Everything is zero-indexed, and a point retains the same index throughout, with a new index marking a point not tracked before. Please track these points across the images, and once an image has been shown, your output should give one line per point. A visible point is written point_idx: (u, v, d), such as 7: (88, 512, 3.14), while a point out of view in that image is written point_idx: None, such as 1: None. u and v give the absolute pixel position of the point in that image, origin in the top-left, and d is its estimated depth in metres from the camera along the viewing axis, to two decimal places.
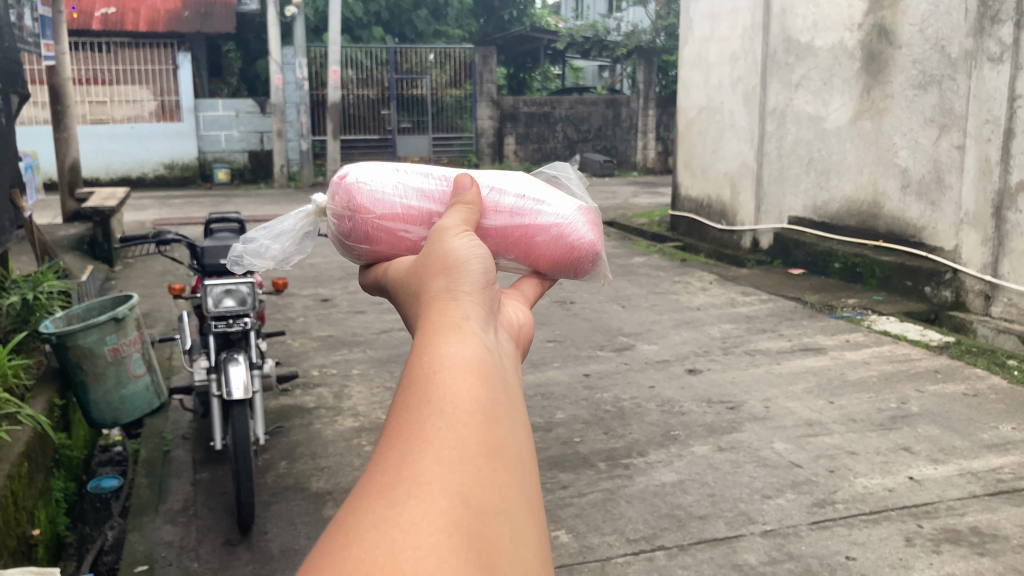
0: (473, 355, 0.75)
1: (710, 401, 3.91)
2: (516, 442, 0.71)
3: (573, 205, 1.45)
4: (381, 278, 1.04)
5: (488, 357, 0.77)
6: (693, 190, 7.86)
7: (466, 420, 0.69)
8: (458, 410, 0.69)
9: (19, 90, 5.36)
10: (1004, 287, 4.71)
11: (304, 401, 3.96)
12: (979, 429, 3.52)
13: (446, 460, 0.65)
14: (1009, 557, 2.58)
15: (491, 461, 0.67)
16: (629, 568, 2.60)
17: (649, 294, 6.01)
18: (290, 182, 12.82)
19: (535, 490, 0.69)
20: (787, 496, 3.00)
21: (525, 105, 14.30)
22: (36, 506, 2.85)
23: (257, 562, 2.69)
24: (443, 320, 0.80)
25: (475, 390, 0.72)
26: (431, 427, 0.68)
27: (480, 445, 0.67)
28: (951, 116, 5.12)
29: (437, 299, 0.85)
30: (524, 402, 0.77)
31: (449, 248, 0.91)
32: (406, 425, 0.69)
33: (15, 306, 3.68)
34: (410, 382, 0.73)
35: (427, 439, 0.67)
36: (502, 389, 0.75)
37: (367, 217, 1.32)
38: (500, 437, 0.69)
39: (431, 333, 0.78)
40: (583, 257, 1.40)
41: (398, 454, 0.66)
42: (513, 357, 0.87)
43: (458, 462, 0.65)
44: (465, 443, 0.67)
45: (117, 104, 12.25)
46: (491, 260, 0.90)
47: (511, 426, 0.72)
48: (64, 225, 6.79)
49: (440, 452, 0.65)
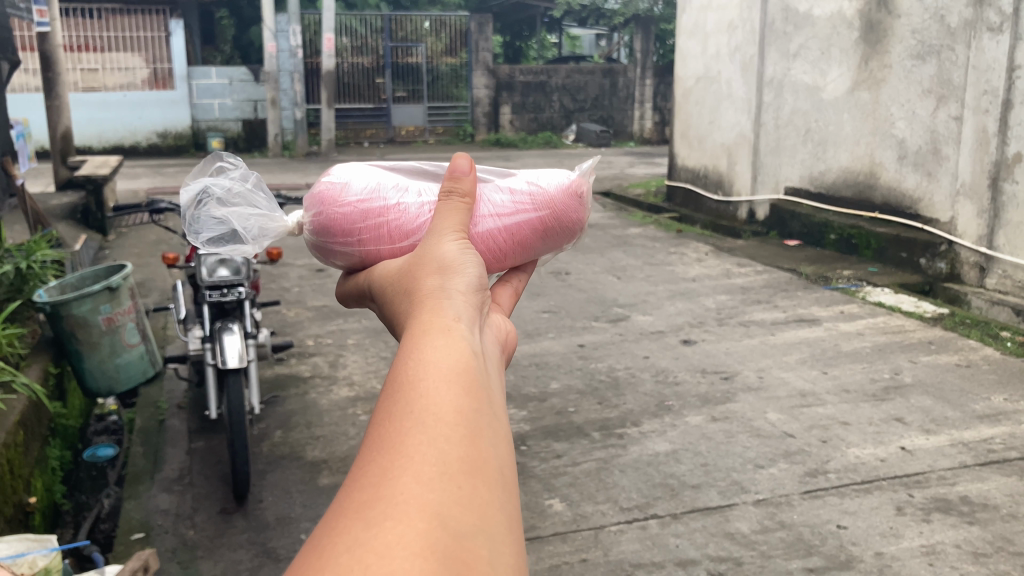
0: (460, 362, 0.76)
1: (703, 371, 3.94)
2: (498, 456, 0.70)
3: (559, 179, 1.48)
4: (366, 283, 1.04)
5: (474, 364, 0.77)
6: (690, 160, 7.83)
7: (448, 432, 0.68)
8: (440, 422, 0.69)
9: (10, 56, 5.26)
10: (1000, 259, 4.72)
11: (300, 370, 3.97)
12: (971, 400, 3.54)
13: (426, 479, 0.64)
14: (999, 526, 2.61)
15: (472, 478, 0.66)
16: (622, 536, 2.62)
17: (645, 265, 6.01)
18: (285, 151, 12.72)
19: (515, 507, 0.69)
20: (779, 465, 3.02)
21: (521, 74, 14.16)
22: (32, 475, 2.86)
23: (252, 530, 2.70)
24: (431, 325, 0.80)
25: (458, 401, 0.71)
26: (414, 440, 0.67)
27: (461, 461, 0.67)
28: (949, 87, 5.09)
29: (426, 306, 0.85)
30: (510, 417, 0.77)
31: (439, 256, 0.91)
32: (387, 437, 0.68)
33: (9, 275, 3.65)
34: (395, 392, 0.73)
35: (409, 454, 0.66)
36: (487, 399, 0.75)
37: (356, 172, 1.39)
38: (482, 452, 0.69)
39: (419, 340, 0.78)
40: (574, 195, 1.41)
41: (377, 471, 0.65)
42: (499, 365, 0.87)
43: (437, 481, 0.65)
44: (445, 458, 0.66)
45: (109, 72, 12.12)
46: (481, 270, 0.90)
47: (495, 442, 0.71)
48: (58, 193, 6.75)
49: (420, 467, 0.65)
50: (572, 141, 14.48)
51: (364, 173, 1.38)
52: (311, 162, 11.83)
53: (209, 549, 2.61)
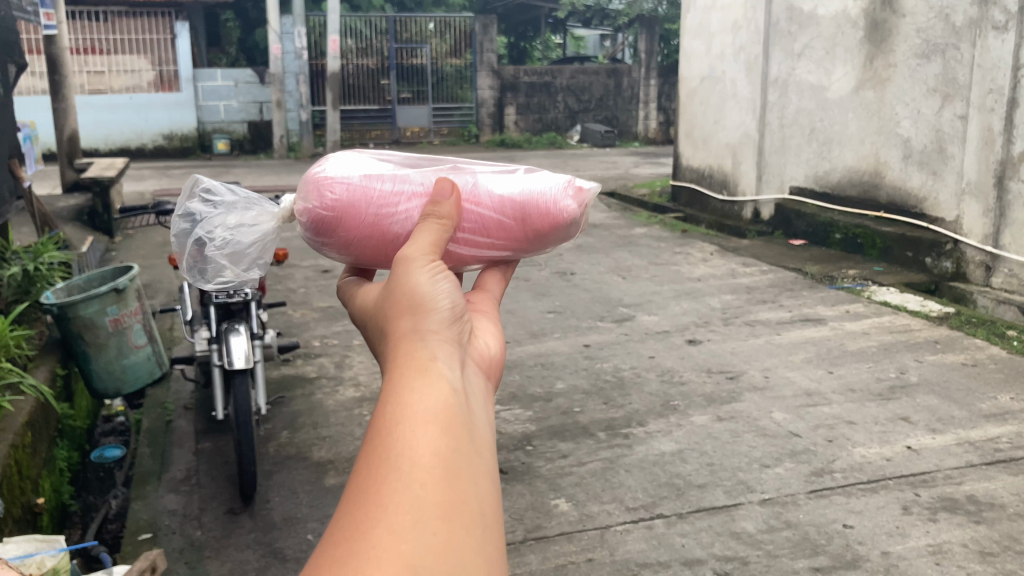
0: (436, 404, 0.79)
1: (709, 371, 3.94)
2: (475, 495, 0.75)
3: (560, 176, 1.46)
4: (351, 300, 1.07)
5: (453, 401, 0.81)
6: (694, 160, 7.83)
7: (423, 479, 0.73)
8: (415, 469, 0.74)
9: (16, 59, 5.22)
10: (1005, 258, 4.71)
11: (305, 371, 3.99)
12: (977, 399, 3.53)
13: (400, 531, 0.69)
14: (1006, 525, 2.60)
15: (447, 522, 0.71)
16: (628, 535, 2.62)
17: (650, 265, 6.00)
18: (290, 153, 12.74)
19: (493, 543, 0.74)
20: (785, 465, 3.02)
21: (526, 74, 14.18)
22: (40, 476, 2.88)
23: (259, 530, 2.72)
24: (409, 365, 0.83)
25: (433, 446, 0.76)
26: (391, 490, 0.72)
27: (435, 507, 0.72)
28: (954, 86, 5.09)
29: (406, 338, 0.88)
30: (490, 446, 0.81)
31: (416, 283, 0.91)
32: (366, 485, 0.73)
33: (17, 277, 3.68)
34: (375, 435, 0.77)
35: (386, 504, 0.71)
36: (466, 439, 0.79)
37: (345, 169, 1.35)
38: (459, 495, 0.74)
39: (397, 381, 0.82)
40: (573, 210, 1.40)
41: (354, 522, 0.71)
42: (483, 388, 0.91)
43: (412, 531, 0.70)
44: (420, 506, 0.71)
45: (115, 74, 12.16)
46: (460, 294, 0.92)
47: (472, 480, 0.76)
48: (65, 194, 6.78)
49: (395, 518, 0.70)
50: (577, 141, 14.48)
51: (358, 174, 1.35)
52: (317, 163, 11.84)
53: (217, 550, 2.62)
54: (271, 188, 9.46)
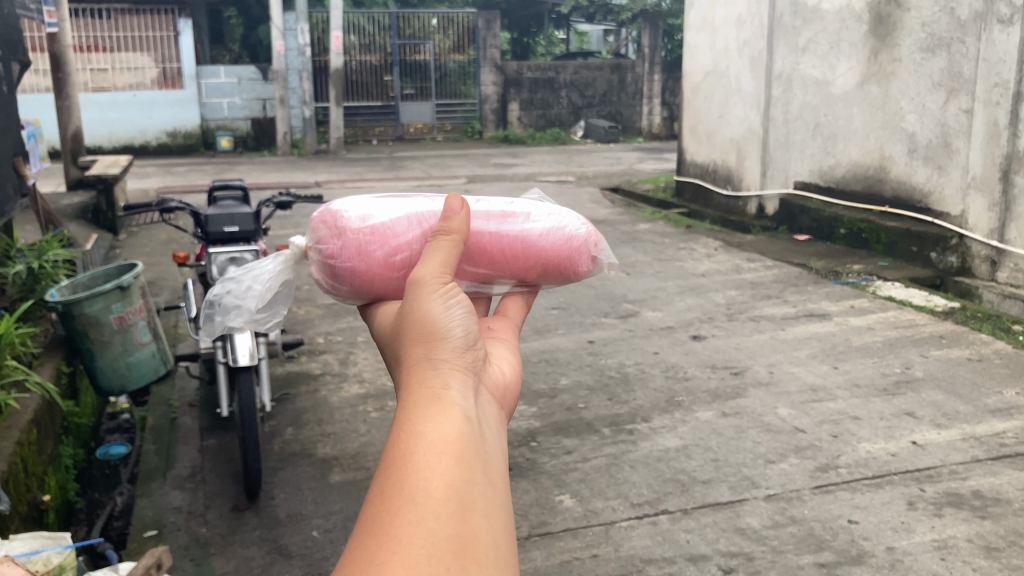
0: (450, 433, 0.79)
1: (714, 366, 3.93)
2: (490, 529, 0.74)
3: (564, 213, 1.53)
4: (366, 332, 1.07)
5: (466, 432, 0.80)
6: (698, 156, 7.82)
7: (437, 510, 0.72)
8: (429, 500, 0.73)
9: (20, 57, 5.21)
10: (1011, 252, 4.70)
11: (310, 368, 3.99)
12: (983, 394, 3.52)
13: (413, 564, 0.68)
14: (1012, 520, 2.59)
15: (461, 557, 0.70)
16: (633, 531, 2.62)
17: (654, 261, 5.99)
18: (294, 150, 12.73)
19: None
20: (790, 460, 3.01)
21: (529, 70, 14.14)
22: (46, 473, 2.88)
23: (264, 527, 2.72)
24: (424, 392, 0.84)
25: (448, 477, 0.75)
26: (404, 523, 0.71)
27: (449, 541, 0.71)
28: (959, 80, 5.07)
29: (418, 367, 0.87)
30: (505, 479, 0.81)
31: (428, 311, 0.92)
32: (379, 514, 0.72)
33: (21, 275, 3.70)
34: (387, 465, 0.77)
35: (399, 538, 0.70)
36: (480, 470, 0.78)
37: (355, 233, 1.35)
38: (473, 528, 0.73)
39: (411, 409, 0.82)
40: (578, 260, 1.50)
41: (367, 553, 0.70)
42: (497, 421, 0.91)
43: (426, 564, 0.68)
44: (434, 539, 0.70)
45: (118, 71, 12.16)
46: (473, 323, 0.92)
47: (486, 512, 0.75)
48: (69, 192, 6.79)
49: (409, 551, 0.69)
50: (581, 137, 14.44)
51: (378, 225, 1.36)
52: (320, 160, 11.84)
53: (222, 547, 2.62)
54: (274, 185, 9.46)
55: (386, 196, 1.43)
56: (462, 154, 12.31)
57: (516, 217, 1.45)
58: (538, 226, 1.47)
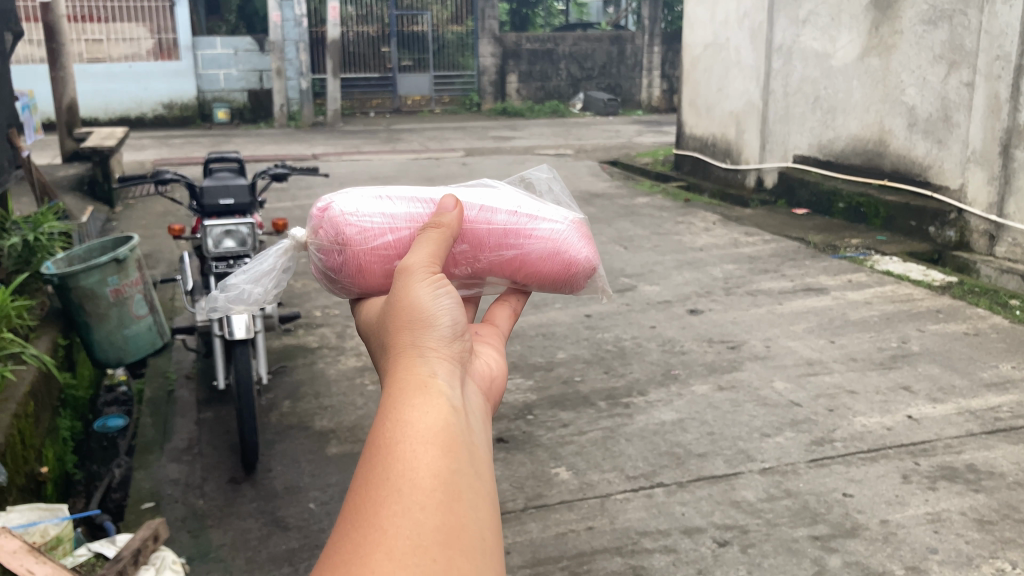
0: (435, 423, 0.79)
1: (710, 341, 3.93)
2: (478, 520, 0.73)
3: (567, 217, 1.50)
4: (356, 317, 1.06)
5: (453, 421, 0.80)
6: (697, 129, 7.78)
7: (425, 499, 0.72)
8: (417, 489, 0.72)
9: (13, 27, 5.15)
10: (1010, 227, 4.69)
11: (307, 341, 3.99)
12: (979, 368, 3.53)
13: (398, 555, 0.67)
14: (1004, 494, 2.61)
15: (449, 548, 0.69)
16: (628, 504, 2.63)
17: (653, 235, 5.97)
18: (292, 122, 12.65)
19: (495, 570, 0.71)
20: (785, 434, 3.02)
21: (528, 41, 14.06)
22: (43, 445, 2.89)
23: (261, 499, 2.73)
24: (409, 382, 0.83)
25: (437, 466, 0.75)
26: (390, 515, 0.70)
27: (437, 530, 0.70)
28: (961, 53, 5.02)
29: (403, 355, 0.87)
30: (492, 471, 0.80)
31: (415, 297, 0.92)
32: (365, 507, 0.71)
33: (17, 248, 3.69)
34: (373, 453, 0.76)
35: (386, 529, 0.69)
36: (466, 460, 0.78)
37: (358, 251, 1.32)
38: (460, 518, 0.72)
39: (395, 399, 0.81)
40: (578, 274, 1.49)
41: (351, 545, 0.69)
42: (483, 412, 0.91)
43: (411, 555, 0.68)
44: (421, 529, 0.70)
45: (114, 43, 12.07)
46: (460, 313, 0.92)
47: (473, 503, 0.74)
48: (64, 163, 6.76)
49: (394, 543, 0.68)
50: (580, 110, 14.36)
51: (382, 226, 1.33)
52: (318, 132, 11.79)
53: (219, 519, 2.63)
54: (271, 157, 9.41)
55: (389, 196, 1.37)
56: (461, 127, 12.24)
57: (518, 231, 1.42)
58: (542, 241, 1.44)
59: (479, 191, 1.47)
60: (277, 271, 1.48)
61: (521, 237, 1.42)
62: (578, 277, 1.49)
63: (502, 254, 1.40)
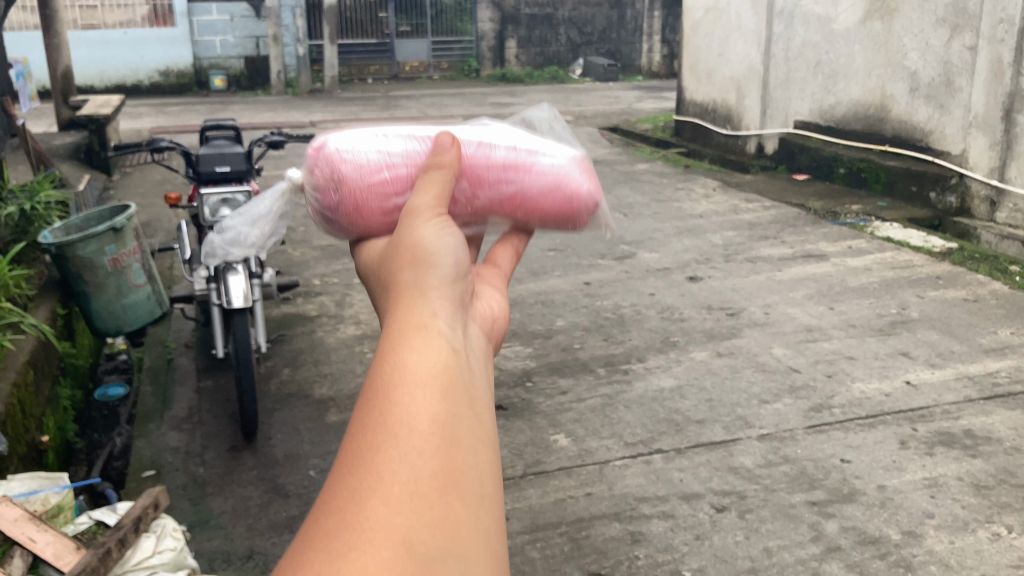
0: (435, 364, 0.74)
1: (709, 308, 3.93)
2: (477, 467, 0.68)
3: (566, 155, 1.48)
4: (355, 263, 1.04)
5: (453, 364, 0.75)
6: (697, 95, 7.72)
7: (423, 444, 0.67)
8: (414, 433, 0.67)
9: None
10: (1011, 192, 4.67)
11: (306, 310, 3.98)
12: (977, 334, 3.54)
13: (394, 502, 0.62)
14: (1001, 459, 2.62)
15: (447, 495, 0.64)
16: (627, 470, 2.64)
17: (652, 202, 5.95)
18: (289, 88, 12.54)
19: (494, 522, 0.66)
20: (784, 400, 3.03)
21: (527, 6, 13.91)
22: (43, 414, 2.90)
23: (261, 466, 2.74)
24: (408, 323, 0.78)
25: (436, 409, 0.70)
26: (386, 460, 0.65)
27: (435, 476, 0.65)
28: (964, 16, 4.95)
29: (404, 298, 0.83)
30: (493, 418, 0.75)
31: (417, 243, 0.90)
32: (359, 449, 0.66)
33: (14, 216, 3.67)
34: (368, 396, 0.71)
35: (381, 473, 0.64)
36: (467, 405, 0.73)
37: (354, 187, 1.29)
38: (460, 464, 0.67)
39: (393, 340, 0.76)
40: (578, 212, 1.46)
41: (343, 490, 0.64)
42: (484, 358, 0.86)
43: (407, 502, 0.63)
44: (417, 475, 0.65)
45: (109, 9, 11.95)
46: (463, 255, 0.89)
47: (473, 449, 0.69)
48: (61, 132, 6.72)
49: (390, 487, 0.63)
50: (580, 75, 14.24)
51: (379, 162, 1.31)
52: (316, 99, 11.71)
53: (219, 486, 2.64)
54: (269, 125, 9.35)
55: (386, 135, 1.36)
56: (459, 94, 12.15)
57: (516, 167, 1.40)
58: (541, 176, 1.42)
59: (477, 130, 1.45)
60: (274, 212, 1.48)
61: (519, 173, 1.40)
62: (578, 215, 1.46)
63: (501, 191, 1.37)
